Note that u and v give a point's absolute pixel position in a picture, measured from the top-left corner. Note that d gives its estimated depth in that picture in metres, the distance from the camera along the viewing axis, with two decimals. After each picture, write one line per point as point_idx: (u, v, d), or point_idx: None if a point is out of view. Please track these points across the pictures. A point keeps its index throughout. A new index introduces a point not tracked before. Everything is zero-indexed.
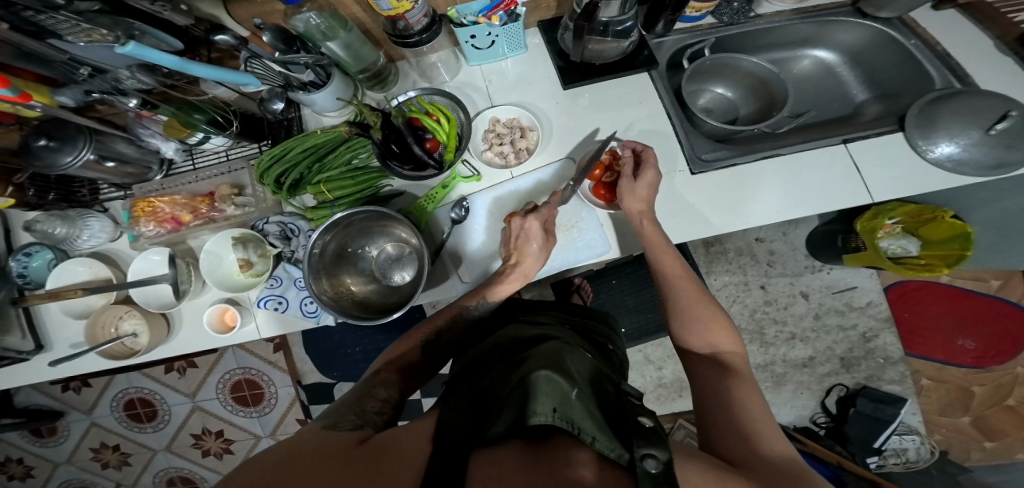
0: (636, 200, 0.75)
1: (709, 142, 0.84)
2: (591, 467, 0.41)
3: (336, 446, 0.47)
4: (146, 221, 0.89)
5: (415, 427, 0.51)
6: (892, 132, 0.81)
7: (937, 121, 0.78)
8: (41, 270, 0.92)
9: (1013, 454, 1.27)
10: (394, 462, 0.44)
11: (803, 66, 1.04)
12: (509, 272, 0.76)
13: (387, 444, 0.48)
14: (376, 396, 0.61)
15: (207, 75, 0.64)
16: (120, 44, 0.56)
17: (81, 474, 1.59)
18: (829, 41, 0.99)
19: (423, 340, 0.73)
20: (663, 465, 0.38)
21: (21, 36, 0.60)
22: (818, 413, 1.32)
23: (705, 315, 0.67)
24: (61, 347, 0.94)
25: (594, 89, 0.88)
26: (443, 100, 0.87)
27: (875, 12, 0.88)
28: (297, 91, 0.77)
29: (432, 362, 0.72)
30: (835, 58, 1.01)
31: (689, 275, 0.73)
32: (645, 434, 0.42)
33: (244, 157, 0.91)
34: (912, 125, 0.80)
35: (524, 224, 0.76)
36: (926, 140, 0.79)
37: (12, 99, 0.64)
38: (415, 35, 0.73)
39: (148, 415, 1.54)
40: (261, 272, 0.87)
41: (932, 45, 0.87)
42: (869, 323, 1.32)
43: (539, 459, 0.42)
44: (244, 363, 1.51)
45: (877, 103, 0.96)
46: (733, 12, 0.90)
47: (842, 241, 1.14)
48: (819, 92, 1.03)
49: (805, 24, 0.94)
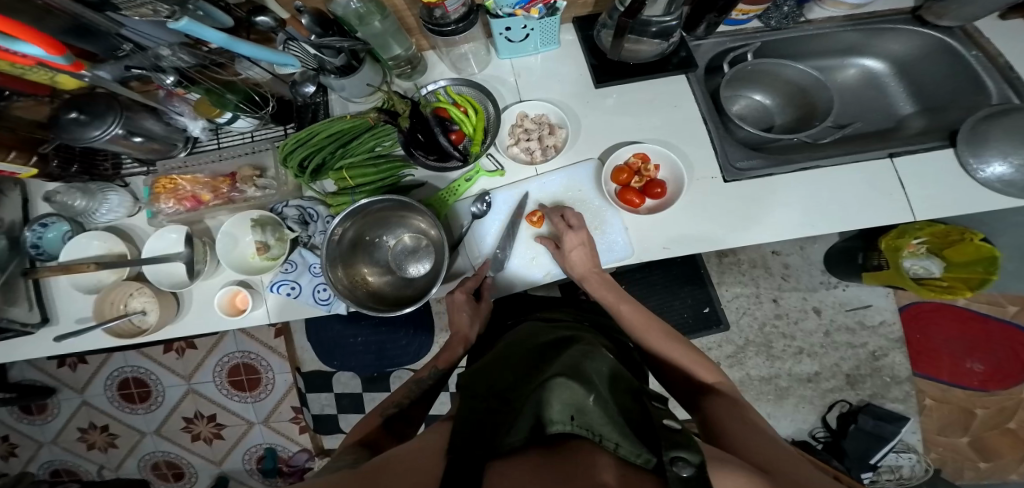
0: (581, 258, 0.78)
1: (743, 151, 0.84)
2: (614, 471, 0.39)
3: (333, 479, 0.46)
4: (167, 199, 0.88)
5: (423, 442, 0.50)
6: (942, 147, 0.80)
7: (989, 138, 0.77)
8: (56, 242, 0.91)
9: (1006, 475, 1.27)
10: (397, 478, 0.43)
11: (848, 75, 1.03)
12: (449, 339, 0.81)
13: (381, 468, 0.46)
14: (345, 456, 0.56)
15: (252, 55, 0.63)
16: (174, 20, 0.55)
17: (65, 455, 1.58)
18: (875, 50, 0.98)
19: (384, 416, 0.68)
20: (695, 468, 0.36)
21: (81, 8, 0.61)
22: (817, 427, 1.30)
23: (685, 356, 0.68)
24: (66, 322, 0.93)
25: (624, 89, 0.87)
26: (471, 91, 0.86)
27: (935, 21, 0.85)
28: (329, 76, 0.76)
29: (396, 434, 0.65)
30: (883, 68, 1.00)
31: (658, 325, 0.72)
32: (673, 437, 0.41)
33: (269, 140, 0.90)
34: (963, 141, 0.78)
35: (454, 301, 0.81)
36: (978, 158, 0.77)
37: (65, 67, 0.63)
38: (451, 24, 0.71)
39: (141, 396, 1.54)
40: (277, 256, 0.86)
41: (992, 57, 0.85)
42: (879, 342, 1.31)
43: (560, 461, 0.41)
44: (243, 348, 1.50)
45: (921, 117, 0.95)
46: (781, 17, 0.88)
47: (862, 259, 1.13)
48: (864, 104, 1.02)
49: (856, 31, 0.92)
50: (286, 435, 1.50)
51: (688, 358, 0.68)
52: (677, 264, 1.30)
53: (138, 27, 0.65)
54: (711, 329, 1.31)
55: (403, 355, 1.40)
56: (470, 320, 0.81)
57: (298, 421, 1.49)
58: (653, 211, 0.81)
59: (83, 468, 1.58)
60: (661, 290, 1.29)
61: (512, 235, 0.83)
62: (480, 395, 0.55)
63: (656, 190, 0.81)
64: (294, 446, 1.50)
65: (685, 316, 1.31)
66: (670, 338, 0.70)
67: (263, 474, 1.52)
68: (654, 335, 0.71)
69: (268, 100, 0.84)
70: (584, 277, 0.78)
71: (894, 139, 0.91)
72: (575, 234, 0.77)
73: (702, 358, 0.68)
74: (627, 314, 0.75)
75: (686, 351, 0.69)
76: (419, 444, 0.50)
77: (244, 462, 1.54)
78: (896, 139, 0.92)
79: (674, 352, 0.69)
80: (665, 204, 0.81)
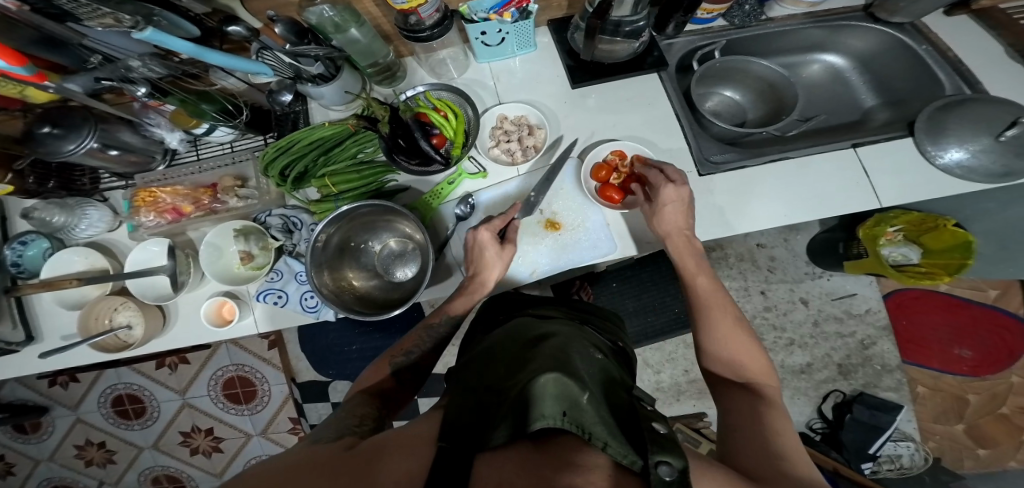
0: (676, 216, 0.73)
1: (717, 145, 0.85)
2: (603, 474, 0.41)
3: (329, 458, 0.48)
4: (147, 212, 0.87)
5: (413, 427, 0.51)
6: (901, 137, 0.82)
7: (946, 127, 0.79)
8: (37, 259, 0.90)
9: (1005, 462, 1.28)
10: (382, 468, 0.43)
11: (812, 71, 1.05)
12: (468, 284, 0.76)
13: (374, 451, 0.48)
14: (353, 413, 0.60)
15: (223, 63, 0.63)
16: (137, 29, 0.55)
17: (62, 471, 1.55)
18: (838, 46, 1.00)
19: (393, 363, 0.71)
20: (678, 472, 0.38)
21: (42, 20, 0.59)
22: (814, 418, 1.32)
23: (747, 350, 0.64)
24: (52, 338, 0.92)
25: (601, 90, 0.88)
26: (451, 96, 0.88)
27: (888, 17, 0.88)
28: (306, 84, 0.76)
29: (405, 386, 0.70)
30: (845, 63, 1.03)
31: (732, 308, 0.68)
32: (659, 440, 0.42)
33: (249, 149, 0.90)
34: (921, 130, 0.81)
35: (476, 238, 0.75)
36: (936, 146, 0.79)
37: (27, 78, 0.62)
38: (426, 30, 0.72)
39: (136, 412, 1.52)
40: (262, 265, 0.86)
41: (942, 51, 0.88)
42: (866, 331, 1.33)
43: (549, 459, 0.42)
44: (237, 360, 1.49)
45: (885, 109, 0.98)
46: (744, 16, 0.90)
47: (843, 248, 1.15)
48: (828, 98, 1.04)
49: (818, 28, 0.94)
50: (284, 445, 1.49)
51: (746, 349, 0.64)
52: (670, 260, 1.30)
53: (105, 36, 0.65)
54: None
55: None
56: (492, 259, 0.75)
57: (296, 431, 1.48)
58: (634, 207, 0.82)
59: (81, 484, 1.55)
60: (653, 287, 1.29)
61: (549, 181, 0.83)
62: (472, 389, 0.54)
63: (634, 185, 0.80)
64: None
65: (678, 312, 1.29)
66: (746, 336, 0.65)
67: None
68: (724, 319, 0.66)
69: (242, 110, 0.85)
70: (669, 236, 0.74)
71: (861, 131, 0.93)
72: (674, 188, 0.72)
73: (762, 357, 0.64)
74: (704, 288, 0.71)
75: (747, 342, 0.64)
76: (410, 430, 0.50)
77: None
78: (863, 130, 0.94)
79: (736, 342, 0.64)
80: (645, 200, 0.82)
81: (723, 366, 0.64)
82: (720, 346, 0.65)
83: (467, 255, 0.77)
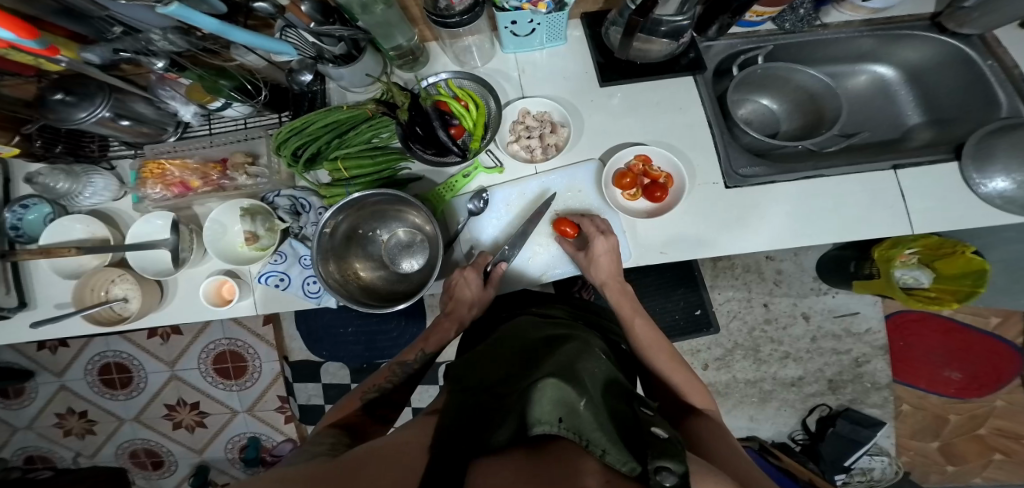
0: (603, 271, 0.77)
1: (747, 157, 0.83)
2: (598, 476, 0.38)
3: (314, 467, 0.45)
4: (154, 184, 0.84)
5: (404, 434, 0.49)
6: (946, 160, 0.81)
7: (995, 153, 0.76)
8: (36, 224, 0.87)
9: (969, 478, 1.34)
10: (373, 472, 0.41)
11: (859, 82, 1.04)
12: (443, 320, 0.79)
13: (362, 457, 0.45)
14: (324, 440, 0.56)
15: (248, 42, 0.60)
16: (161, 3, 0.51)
17: (39, 441, 1.54)
18: (891, 57, 0.99)
19: (366, 399, 0.68)
20: (678, 479, 0.35)
21: None
22: (797, 430, 1.34)
23: (683, 380, 0.68)
24: (45, 306, 0.90)
25: (631, 89, 0.86)
26: (473, 85, 0.85)
27: (956, 28, 0.85)
28: (328, 64, 0.74)
29: (379, 420, 0.66)
30: (895, 76, 1.01)
31: (665, 345, 0.71)
32: (661, 446, 0.39)
33: (263, 127, 0.88)
34: (968, 155, 0.78)
35: (463, 276, 0.78)
36: (981, 173, 0.77)
37: (40, 52, 0.60)
38: (455, 16, 0.69)
39: (122, 382, 1.50)
40: (267, 246, 0.83)
41: (1007, 68, 0.85)
42: (862, 349, 1.32)
43: (542, 462, 0.40)
44: (230, 335, 1.47)
45: (929, 128, 0.97)
46: (795, 20, 0.88)
47: (854, 267, 1.13)
48: (870, 113, 1.04)
49: (872, 37, 0.92)
50: (270, 424, 1.48)
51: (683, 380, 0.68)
52: (672, 265, 1.27)
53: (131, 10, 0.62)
54: (701, 332, 1.28)
55: (393, 346, 1.36)
56: (475, 299, 0.78)
57: (283, 410, 1.47)
58: (651, 215, 0.81)
59: (58, 454, 1.54)
60: (654, 293, 1.27)
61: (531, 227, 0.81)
62: (469, 390, 0.53)
63: (657, 194, 0.79)
64: (278, 436, 1.48)
65: (675, 318, 1.28)
66: (678, 364, 0.70)
67: (245, 463, 1.49)
68: (661, 357, 0.70)
69: (260, 89, 0.82)
70: (606, 284, 0.77)
71: (902, 150, 0.92)
72: (604, 239, 0.76)
73: (698, 383, 0.68)
74: (639, 329, 0.73)
75: (688, 378, 0.69)
76: (401, 436, 0.49)
77: (224, 452, 1.51)
78: (903, 150, 0.93)
79: (674, 374, 0.68)
80: (663, 210, 0.80)
81: (671, 399, 0.67)
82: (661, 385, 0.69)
83: (449, 294, 0.79)
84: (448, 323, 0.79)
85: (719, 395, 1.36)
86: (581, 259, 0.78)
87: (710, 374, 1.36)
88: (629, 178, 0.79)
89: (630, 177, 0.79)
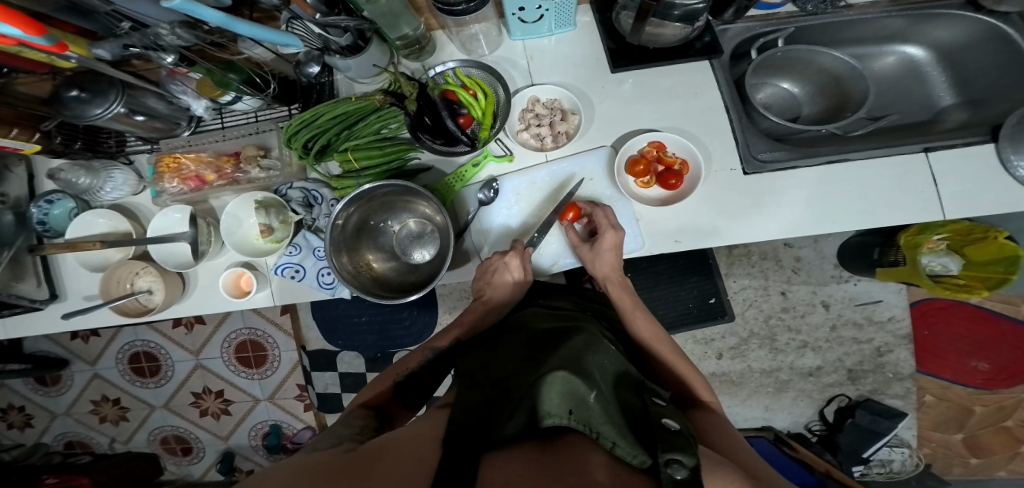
0: (600, 266, 0.77)
1: (767, 141, 0.80)
2: (606, 470, 0.38)
3: (332, 456, 0.46)
4: (170, 178, 0.88)
5: (419, 426, 0.50)
6: (982, 142, 0.77)
7: None
8: (61, 219, 0.91)
9: (993, 471, 1.31)
10: (387, 465, 0.42)
11: (886, 63, 0.99)
12: (472, 303, 0.81)
13: (379, 449, 0.46)
14: (354, 423, 0.57)
15: (252, 35, 0.60)
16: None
17: (77, 428, 1.61)
18: (921, 37, 0.94)
19: (385, 387, 0.69)
20: (689, 472, 0.35)
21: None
22: (814, 420, 1.32)
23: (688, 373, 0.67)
24: (75, 298, 0.93)
25: (643, 75, 0.84)
26: (480, 74, 0.84)
27: (994, 5, 0.81)
28: (334, 56, 0.74)
29: (405, 405, 0.68)
30: (926, 56, 0.96)
31: (668, 341, 0.70)
32: (671, 439, 0.39)
33: (273, 120, 0.88)
34: (1005, 137, 0.74)
35: (491, 262, 0.79)
36: (1019, 154, 0.73)
37: (48, 48, 0.61)
38: (462, 4, 0.68)
39: (151, 370, 1.56)
40: (281, 239, 0.84)
41: None
42: (885, 338, 1.29)
43: (551, 456, 0.40)
44: (250, 325, 1.51)
45: (963, 109, 0.92)
46: (818, 2, 0.85)
47: (877, 254, 1.08)
48: (899, 93, 0.99)
49: (901, 17, 0.88)
50: (290, 412, 1.52)
51: (690, 374, 0.67)
52: (686, 253, 1.25)
53: (138, 6, 0.61)
54: (715, 320, 1.26)
55: (406, 335, 1.38)
56: (508, 286, 0.78)
57: (303, 399, 1.51)
58: (664, 204, 0.79)
59: (94, 440, 1.61)
60: (667, 281, 1.25)
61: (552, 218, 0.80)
62: (477, 385, 0.53)
63: (671, 181, 0.78)
64: (298, 423, 1.52)
65: (689, 306, 1.26)
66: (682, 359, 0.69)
67: (268, 450, 1.54)
68: (667, 351, 0.69)
69: (269, 82, 0.82)
70: (604, 280, 0.77)
71: (931, 133, 0.88)
72: (614, 233, 0.74)
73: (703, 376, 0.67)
74: (640, 323, 0.72)
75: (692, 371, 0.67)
76: (416, 428, 0.49)
77: (248, 439, 1.56)
78: (934, 133, 0.89)
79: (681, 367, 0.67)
80: (678, 198, 0.79)
81: (678, 391, 0.66)
82: (665, 377, 0.68)
83: (479, 286, 0.81)
84: (469, 314, 0.80)
85: (733, 385, 1.34)
86: (584, 252, 0.78)
87: (724, 363, 1.34)
88: (642, 165, 0.78)
89: (643, 164, 0.78)
